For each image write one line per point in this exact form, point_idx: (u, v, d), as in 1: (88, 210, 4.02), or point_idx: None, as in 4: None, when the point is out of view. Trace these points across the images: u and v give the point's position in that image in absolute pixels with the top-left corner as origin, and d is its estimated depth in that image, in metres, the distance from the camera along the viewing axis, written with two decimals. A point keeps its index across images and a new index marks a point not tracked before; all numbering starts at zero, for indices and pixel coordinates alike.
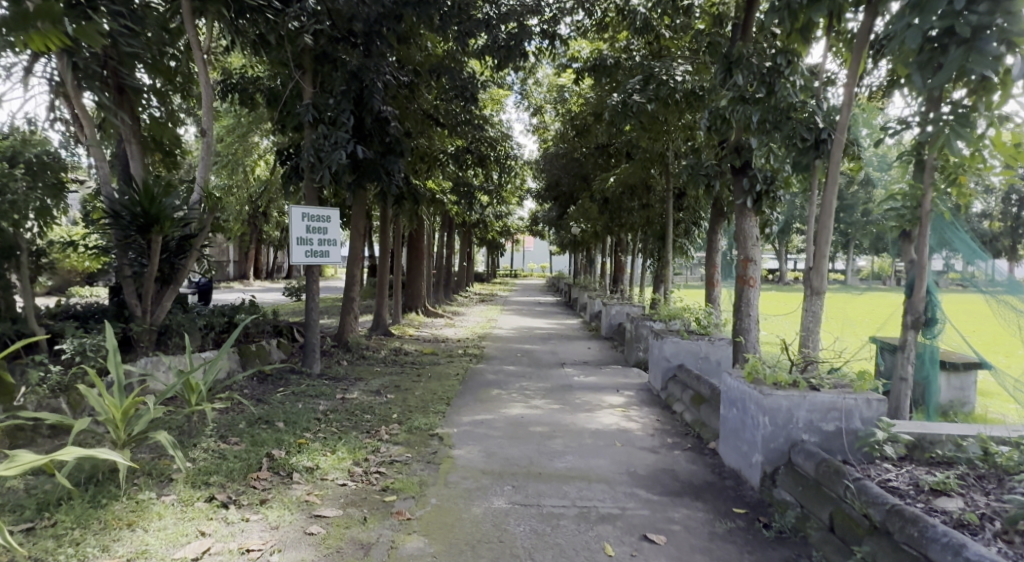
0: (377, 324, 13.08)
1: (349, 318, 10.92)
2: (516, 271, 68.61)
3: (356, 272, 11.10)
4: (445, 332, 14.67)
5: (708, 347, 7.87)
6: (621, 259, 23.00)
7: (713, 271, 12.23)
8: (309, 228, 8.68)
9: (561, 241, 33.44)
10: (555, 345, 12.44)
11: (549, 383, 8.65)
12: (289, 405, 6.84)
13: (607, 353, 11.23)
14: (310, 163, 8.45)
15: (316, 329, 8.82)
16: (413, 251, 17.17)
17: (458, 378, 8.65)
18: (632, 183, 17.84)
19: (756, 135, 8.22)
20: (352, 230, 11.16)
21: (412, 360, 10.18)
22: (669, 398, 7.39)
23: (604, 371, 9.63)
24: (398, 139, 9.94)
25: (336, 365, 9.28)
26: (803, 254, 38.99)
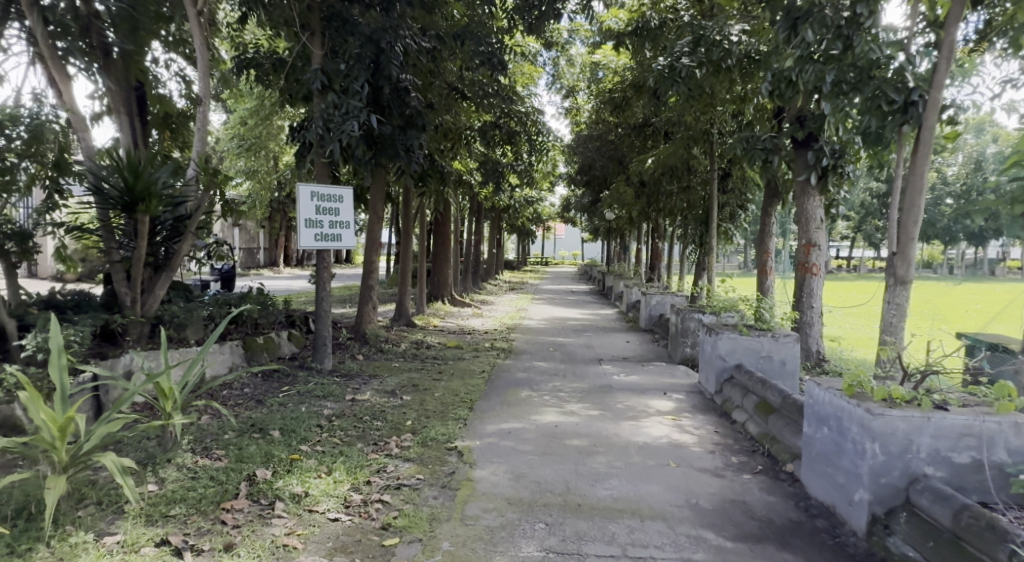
0: (399, 314, 12.25)
1: (367, 309, 10.09)
2: (547, 260, 67.64)
3: (375, 259, 10.24)
4: (472, 322, 13.79)
5: (771, 345, 6.77)
6: (658, 246, 21.90)
7: (766, 257, 11.13)
8: (320, 209, 7.83)
9: (594, 228, 32.39)
10: (591, 339, 11.46)
11: (586, 383, 7.70)
12: (290, 409, 6.01)
13: (648, 348, 10.22)
14: (318, 136, 7.59)
15: (328, 321, 7.97)
16: (439, 237, 16.31)
17: (483, 377, 7.75)
18: (673, 165, 16.76)
19: (827, 99, 7.16)
20: (370, 213, 10.32)
21: (434, 355, 9.31)
22: (727, 404, 6.38)
23: (646, 369, 8.65)
24: (419, 112, 9.04)
25: (350, 360, 8.44)
26: (849, 242, 37.25)
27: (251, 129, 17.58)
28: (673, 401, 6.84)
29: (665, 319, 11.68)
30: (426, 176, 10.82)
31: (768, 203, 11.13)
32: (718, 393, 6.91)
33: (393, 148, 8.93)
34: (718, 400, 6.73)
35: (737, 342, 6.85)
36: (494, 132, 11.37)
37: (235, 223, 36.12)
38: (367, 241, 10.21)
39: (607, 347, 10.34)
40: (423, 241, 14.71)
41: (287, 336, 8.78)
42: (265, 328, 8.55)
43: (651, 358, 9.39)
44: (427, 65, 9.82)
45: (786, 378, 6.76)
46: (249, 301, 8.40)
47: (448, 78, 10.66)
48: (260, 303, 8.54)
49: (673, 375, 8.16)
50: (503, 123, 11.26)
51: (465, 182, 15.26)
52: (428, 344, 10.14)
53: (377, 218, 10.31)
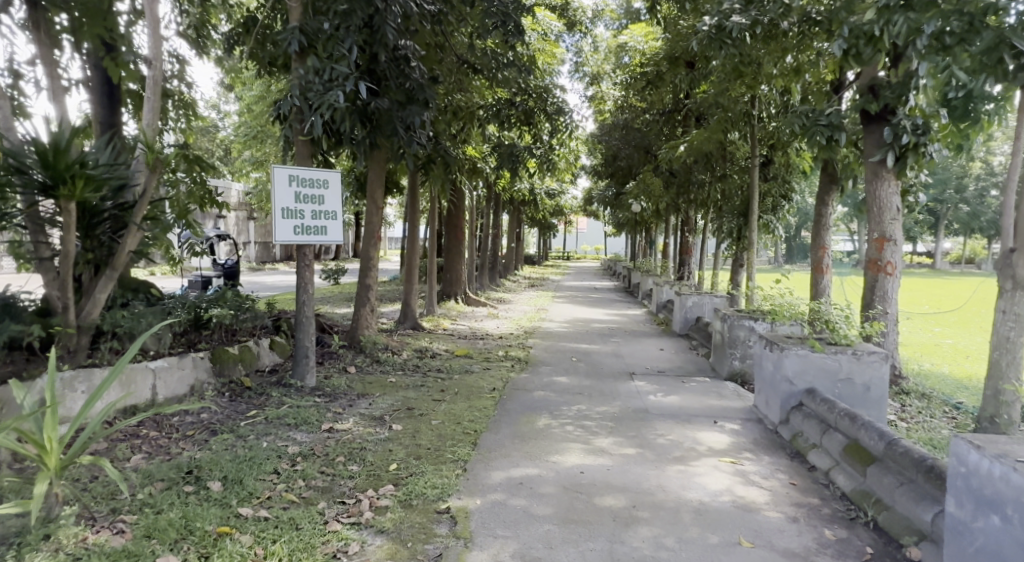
0: (404, 316, 11.08)
1: (363, 312, 8.85)
2: (568, 254, 66.26)
3: (373, 255, 9.01)
4: (487, 324, 12.55)
5: (852, 365, 5.38)
6: (689, 241, 20.45)
7: (822, 253, 9.80)
8: (300, 197, 6.58)
9: (618, 221, 31.00)
10: (619, 346, 10.13)
11: (617, 406, 6.38)
12: (246, 446, 4.77)
13: (686, 360, 8.87)
14: (295, 107, 6.33)
15: (311, 330, 6.74)
16: (452, 231, 15.08)
17: (493, 398, 6.46)
18: (707, 151, 15.42)
19: (922, 57, 5.74)
20: (366, 201, 9.06)
21: (440, 366, 8.06)
22: (800, 441, 5.03)
23: (688, 387, 7.31)
24: (421, 85, 7.77)
25: (339, 375, 7.22)
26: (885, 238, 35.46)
27: (254, 115, 16.47)
28: (727, 433, 5.51)
29: (704, 324, 10.30)
30: (431, 158, 9.55)
31: (823, 191, 9.91)
32: (783, 424, 5.56)
33: (389, 124, 7.63)
34: (785, 434, 5.38)
35: (808, 361, 5.50)
36: (509, 112, 10.05)
37: (248, 217, 35.32)
38: (362, 233, 8.94)
39: (638, 358, 9.00)
40: (434, 234, 13.48)
41: (268, 344, 7.57)
42: (241, 337, 7.36)
43: (691, 373, 8.03)
44: (430, 31, 8.54)
45: (871, 406, 5.38)
46: (222, 305, 7.21)
47: (457, 50, 9.40)
48: (235, 307, 7.36)
49: (721, 396, 6.80)
50: (520, 100, 9.96)
51: (479, 169, 13.99)
52: (434, 352, 8.89)
53: (374, 209, 9.02)
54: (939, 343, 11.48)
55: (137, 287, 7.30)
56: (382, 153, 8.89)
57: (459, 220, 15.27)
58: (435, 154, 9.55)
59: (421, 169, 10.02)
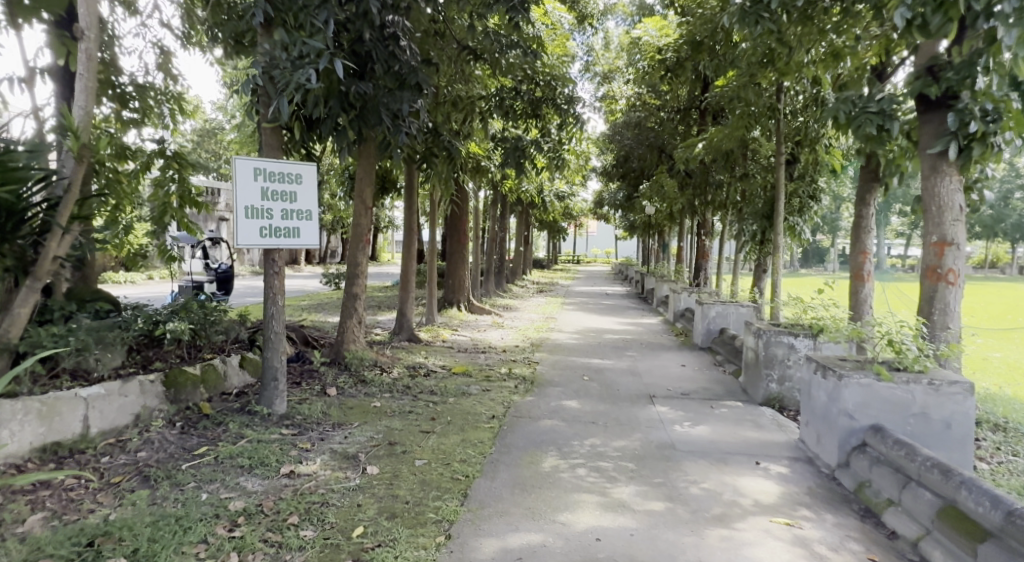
0: (400, 327, 10.18)
1: (350, 324, 7.92)
2: (579, 258, 65.36)
3: (363, 261, 8.10)
4: (490, 334, 11.63)
5: (928, 398, 4.41)
6: (706, 244, 19.49)
7: (865, 259, 8.92)
8: (269, 194, 5.65)
9: (629, 224, 30.11)
10: (636, 361, 9.15)
11: (638, 440, 5.40)
12: (180, 500, 3.84)
13: (712, 380, 7.89)
14: (260, 88, 5.45)
15: (281, 347, 5.79)
16: (455, 234, 14.22)
17: (492, 431, 5.50)
18: (726, 148, 14.64)
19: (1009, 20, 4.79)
20: (354, 200, 8.14)
21: (434, 387, 7.13)
22: (868, 494, 4.09)
23: (719, 414, 6.31)
24: (412, 67, 6.88)
25: (316, 399, 6.29)
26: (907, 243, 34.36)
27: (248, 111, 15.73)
28: (774, 480, 4.52)
29: (730, 337, 9.32)
30: (428, 152, 8.69)
31: (863, 189, 9.02)
32: (841, 467, 4.58)
33: (374, 111, 6.75)
34: (846, 480, 4.41)
35: (873, 392, 4.52)
36: (514, 101, 9.12)
37: None
38: (349, 236, 8.03)
39: (658, 377, 8.02)
40: (434, 238, 12.57)
41: (239, 362, 6.63)
42: (206, 353, 6.43)
43: (720, 396, 7.05)
44: (425, 8, 7.66)
45: (952, 445, 4.39)
46: (182, 319, 6.27)
47: (456, 35, 8.60)
48: (199, 319, 6.43)
49: (758, 427, 5.81)
50: (525, 87, 9.04)
51: (483, 167, 13.12)
52: (430, 369, 7.94)
53: (363, 209, 8.10)
54: (987, 357, 10.46)
55: (88, 299, 6.41)
56: (372, 145, 8.00)
57: (462, 222, 14.38)
58: (430, 147, 8.67)
59: (416, 165, 9.15)
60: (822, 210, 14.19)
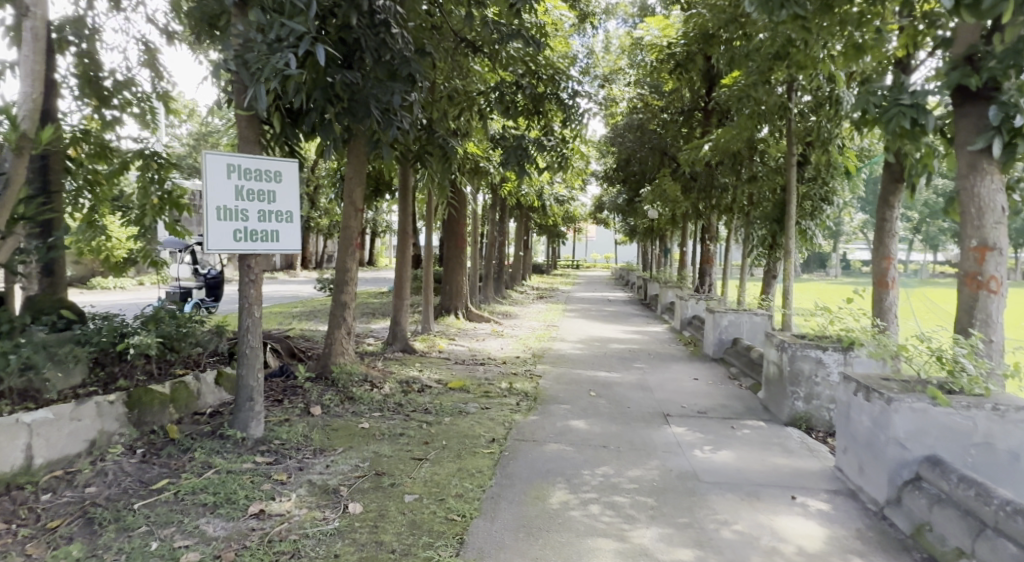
0: (394, 337, 9.62)
1: (338, 335, 7.34)
2: (578, 263, 64.93)
3: (354, 268, 7.53)
4: (490, 344, 11.07)
5: (990, 426, 3.91)
6: (710, 249, 18.98)
7: (887, 263, 8.44)
8: (245, 193, 5.08)
9: (631, 229, 29.65)
10: (645, 374, 8.59)
11: (655, 468, 4.84)
12: (126, 551, 3.27)
13: (730, 396, 7.33)
14: (234, 73, 4.90)
15: (258, 364, 5.20)
16: (452, 238, 13.68)
17: (492, 458, 4.94)
18: (733, 149, 14.19)
19: None
20: (343, 201, 7.58)
21: (429, 404, 6.56)
22: (930, 539, 3.57)
23: (742, 437, 5.74)
24: (404, 57, 6.44)
25: (299, 419, 5.71)
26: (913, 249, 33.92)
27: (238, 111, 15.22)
28: (816, 520, 3.96)
29: (745, 349, 8.76)
30: (418, 151, 8.10)
31: (886, 191, 8.51)
32: (892, 503, 4.04)
33: (362, 104, 6.20)
34: (900, 521, 3.86)
35: (928, 418, 3.99)
36: (515, 97, 8.57)
37: None
38: (339, 240, 7.47)
39: (671, 393, 7.46)
40: (430, 243, 12.01)
41: (215, 378, 6.03)
42: (177, 369, 5.84)
43: (740, 415, 6.48)
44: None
45: (1015, 478, 3.95)
46: (150, 331, 5.66)
47: (454, 27, 8.16)
48: (170, 331, 5.85)
49: (788, 452, 5.24)
50: (527, 82, 8.46)
51: (482, 168, 12.59)
52: (424, 384, 7.35)
53: (354, 212, 7.54)
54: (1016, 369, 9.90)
55: (48, 310, 5.83)
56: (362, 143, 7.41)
57: (460, 226, 13.83)
58: (418, 147, 8.07)
59: (409, 166, 8.57)
60: (837, 213, 13.62)
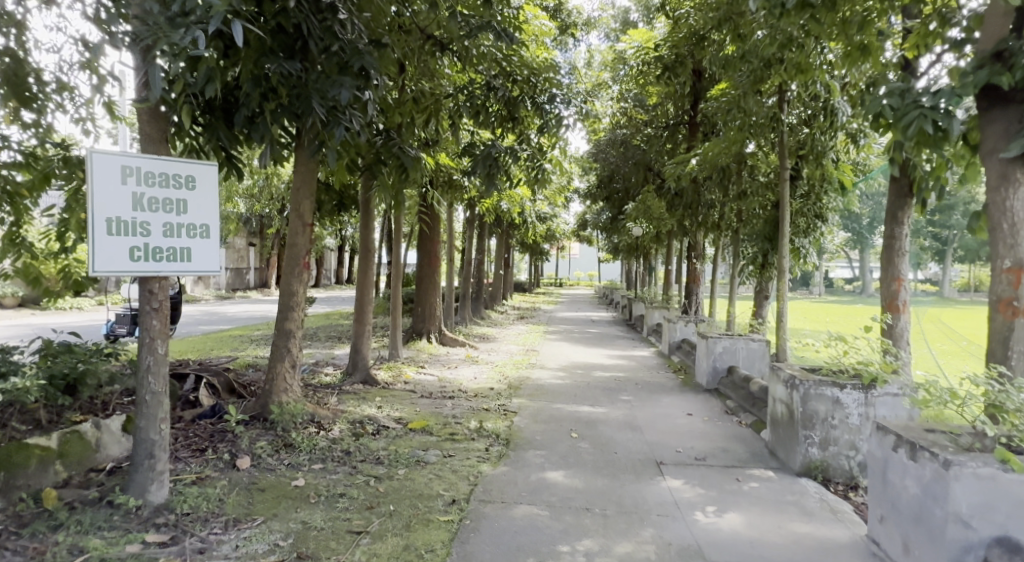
0: (354, 366, 8.66)
1: (282, 369, 6.35)
2: (562, 281, 64.49)
3: (303, 294, 6.57)
4: (463, 372, 10.14)
5: None
6: (696, 268, 18.27)
7: (898, 286, 7.65)
8: (148, 203, 4.15)
9: (614, 246, 28.98)
10: (633, 409, 7.71)
11: (649, 541, 3.94)
12: None
13: (729, 436, 6.47)
14: (131, 51, 3.95)
15: (161, 414, 4.21)
16: (425, 257, 12.79)
17: (449, 531, 4.01)
18: (722, 163, 13.50)
19: None
20: (291, 215, 6.62)
21: (383, 452, 5.61)
22: None
23: (749, 493, 4.86)
24: (356, 49, 5.57)
25: (220, 478, 4.73)
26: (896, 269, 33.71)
27: None
28: None
29: (743, 379, 7.92)
30: (367, 162, 7.08)
31: (895, 205, 7.69)
32: None
33: (304, 99, 5.30)
34: None
35: (998, 487, 3.16)
36: (487, 100, 7.73)
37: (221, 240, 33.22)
38: (285, 262, 6.51)
39: (663, 433, 6.58)
40: (399, 263, 11.10)
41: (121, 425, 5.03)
42: (72, 417, 4.82)
43: (744, 462, 5.62)
44: None
45: None
46: (35, 372, 4.64)
47: (419, 22, 7.32)
48: (64, 369, 4.85)
49: (807, 516, 4.37)
50: (500, 83, 7.63)
51: (457, 181, 11.74)
52: (380, 425, 6.39)
53: (302, 229, 6.58)
54: None
55: None
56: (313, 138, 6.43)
57: (434, 244, 12.91)
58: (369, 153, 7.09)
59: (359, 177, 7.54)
60: (834, 230, 12.87)
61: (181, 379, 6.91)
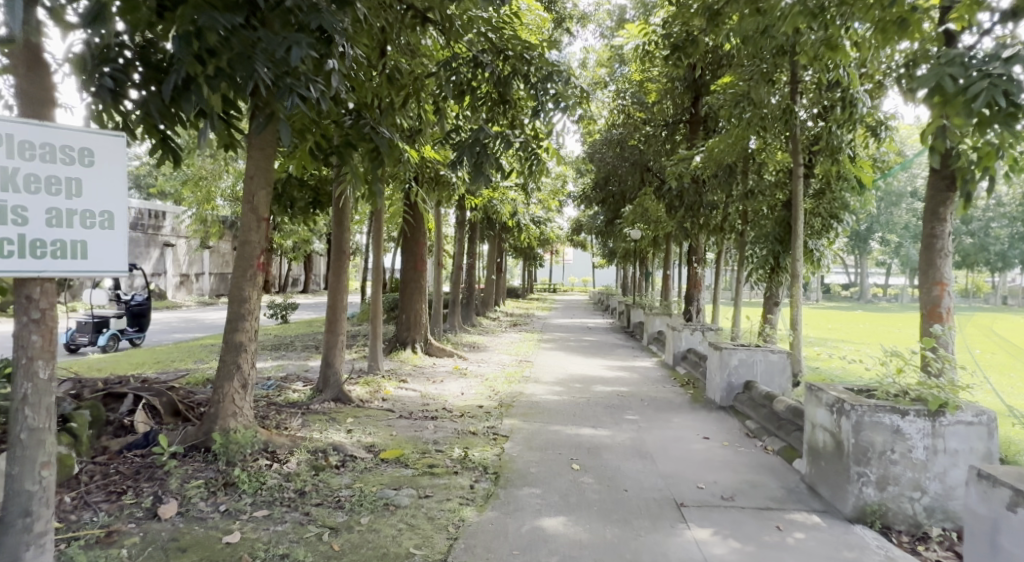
0: (325, 382, 7.69)
1: (230, 390, 5.35)
2: (556, 287, 63.83)
3: (258, 302, 5.58)
4: (449, 386, 9.17)
5: None
6: (697, 273, 17.40)
7: (941, 291, 6.66)
8: (24, 181, 3.18)
9: (609, 251, 28.20)
10: (641, 431, 6.76)
11: None
12: None
13: (756, 467, 5.53)
14: None
15: (41, 457, 3.21)
16: (410, 260, 11.83)
17: None
18: (728, 160, 12.65)
19: None
20: (244, 208, 5.59)
21: (347, 492, 4.64)
22: None
23: (797, 548, 3.91)
24: (314, 5, 4.66)
25: (131, 534, 3.74)
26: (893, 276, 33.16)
27: None
28: None
29: (764, 397, 7.01)
30: (334, 144, 6.15)
31: (934, 200, 6.69)
32: None
33: (245, 60, 4.28)
34: None
35: None
36: (475, 79, 6.83)
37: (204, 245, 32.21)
38: (236, 265, 5.50)
39: (679, 463, 5.64)
40: (380, 265, 10.15)
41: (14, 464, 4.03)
42: None
43: (780, 503, 4.68)
44: None
45: None
46: None
47: None
48: None
49: None
50: (488, 59, 6.66)
51: (444, 178, 10.83)
52: (346, 455, 5.43)
53: (257, 224, 5.57)
54: None
55: None
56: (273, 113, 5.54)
57: (420, 246, 11.93)
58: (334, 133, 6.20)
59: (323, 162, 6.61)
60: (849, 230, 11.97)
61: (118, 399, 5.91)
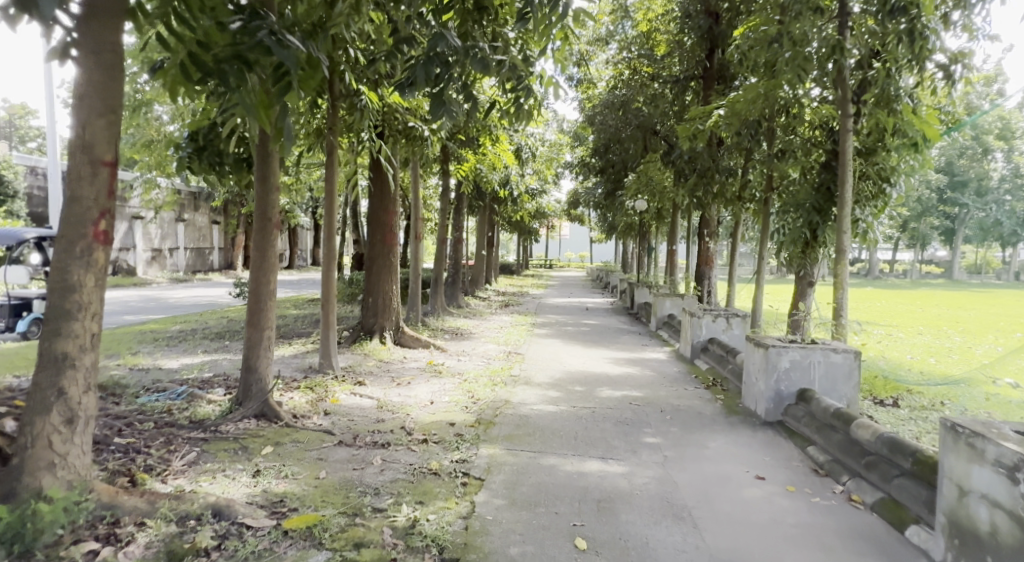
0: (247, 392, 5.81)
1: (45, 429, 3.43)
2: (552, 263, 62.06)
3: (98, 294, 3.61)
4: (418, 389, 7.29)
5: None
6: (710, 247, 15.49)
7: None
8: None
9: (609, 225, 26.28)
10: (669, 466, 4.91)
11: None
12: None
13: (853, 544, 3.67)
14: None
15: None
16: (376, 232, 9.84)
17: None
18: (756, 114, 10.65)
19: None
20: (70, 147, 3.57)
21: None
22: None
23: None
24: None
25: None
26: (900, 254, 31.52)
27: None
28: None
29: (835, 417, 5.11)
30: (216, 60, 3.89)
31: None
32: None
33: None
34: None
35: None
36: None
37: (177, 217, 30.22)
38: (59, 234, 3.51)
39: (737, 533, 3.78)
40: (333, 242, 8.12)
41: None
42: None
43: None
44: None
45: None
46: None
47: None
48: None
49: None
50: None
51: (415, 132, 8.80)
52: (229, 528, 3.52)
53: (92, 172, 3.56)
54: None
55: None
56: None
57: (389, 216, 9.94)
58: (219, 44, 4.01)
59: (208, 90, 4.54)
60: (900, 197, 10.07)
61: None
